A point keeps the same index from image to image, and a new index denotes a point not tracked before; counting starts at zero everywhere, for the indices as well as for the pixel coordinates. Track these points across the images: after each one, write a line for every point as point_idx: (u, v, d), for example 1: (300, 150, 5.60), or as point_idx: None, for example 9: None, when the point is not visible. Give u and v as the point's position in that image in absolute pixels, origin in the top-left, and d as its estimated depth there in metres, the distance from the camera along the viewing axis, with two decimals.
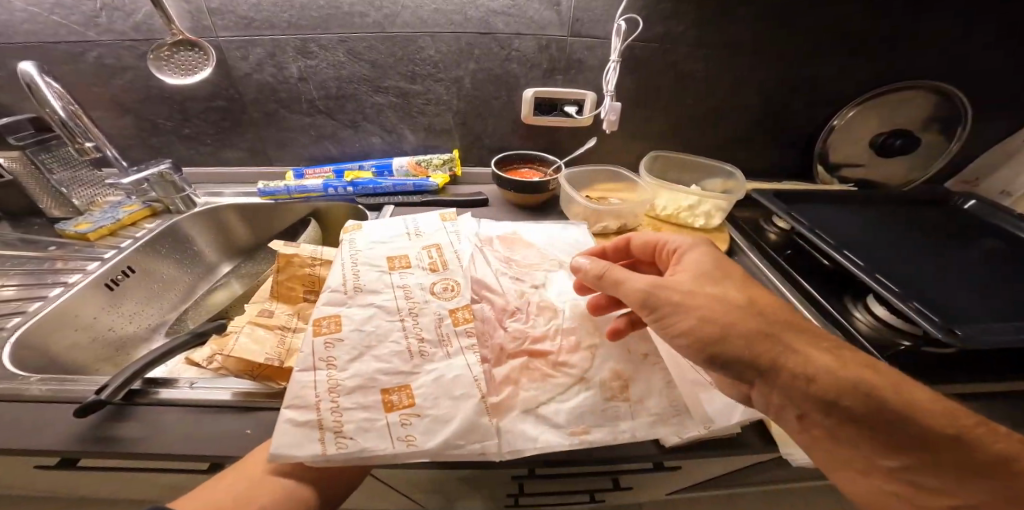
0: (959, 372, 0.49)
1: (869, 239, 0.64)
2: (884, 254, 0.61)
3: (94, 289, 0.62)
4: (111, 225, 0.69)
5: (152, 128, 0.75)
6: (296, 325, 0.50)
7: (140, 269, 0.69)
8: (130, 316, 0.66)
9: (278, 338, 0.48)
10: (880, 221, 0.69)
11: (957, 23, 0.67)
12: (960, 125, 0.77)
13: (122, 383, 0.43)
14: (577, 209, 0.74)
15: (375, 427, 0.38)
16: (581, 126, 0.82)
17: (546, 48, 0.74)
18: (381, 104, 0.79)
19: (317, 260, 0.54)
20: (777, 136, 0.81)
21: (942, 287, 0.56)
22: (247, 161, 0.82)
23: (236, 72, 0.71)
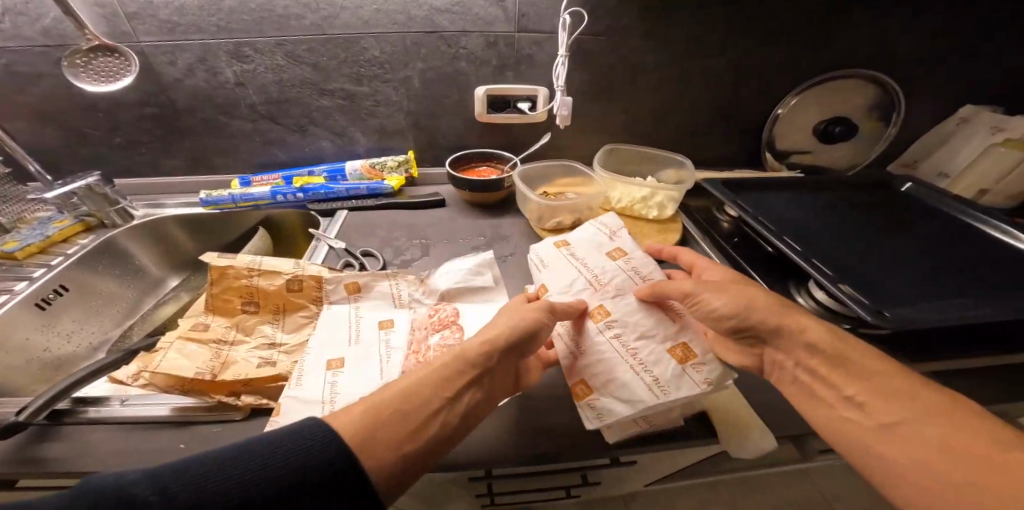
0: (895, 348, 0.51)
1: (813, 223, 0.66)
2: (826, 237, 0.63)
3: (22, 311, 0.59)
4: (38, 242, 0.65)
5: (81, 139, 0.71)
6: (234, 338, 0.49)
7: (75, 286, 0.65)
8: (66, 335, 0.63)
9: (213, 352, 0.47)
10: (825, 204, 0.72)
11: (889, 11, 0.70)
12: (896, 111, 0.80)
13: (42, 405, 0.40)
14: (532, 206, 0.74)
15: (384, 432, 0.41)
16: (535, 123, 0.82)
17: (494, 45, 0.73)
18: (329, 107, 0.77)
19: (254, 271, 0.52)
20: (726, 126, 0.82)
21: (881, 267, 0.58)
22: (190, 169, 0.79)
23: (166, 78, 0.68)
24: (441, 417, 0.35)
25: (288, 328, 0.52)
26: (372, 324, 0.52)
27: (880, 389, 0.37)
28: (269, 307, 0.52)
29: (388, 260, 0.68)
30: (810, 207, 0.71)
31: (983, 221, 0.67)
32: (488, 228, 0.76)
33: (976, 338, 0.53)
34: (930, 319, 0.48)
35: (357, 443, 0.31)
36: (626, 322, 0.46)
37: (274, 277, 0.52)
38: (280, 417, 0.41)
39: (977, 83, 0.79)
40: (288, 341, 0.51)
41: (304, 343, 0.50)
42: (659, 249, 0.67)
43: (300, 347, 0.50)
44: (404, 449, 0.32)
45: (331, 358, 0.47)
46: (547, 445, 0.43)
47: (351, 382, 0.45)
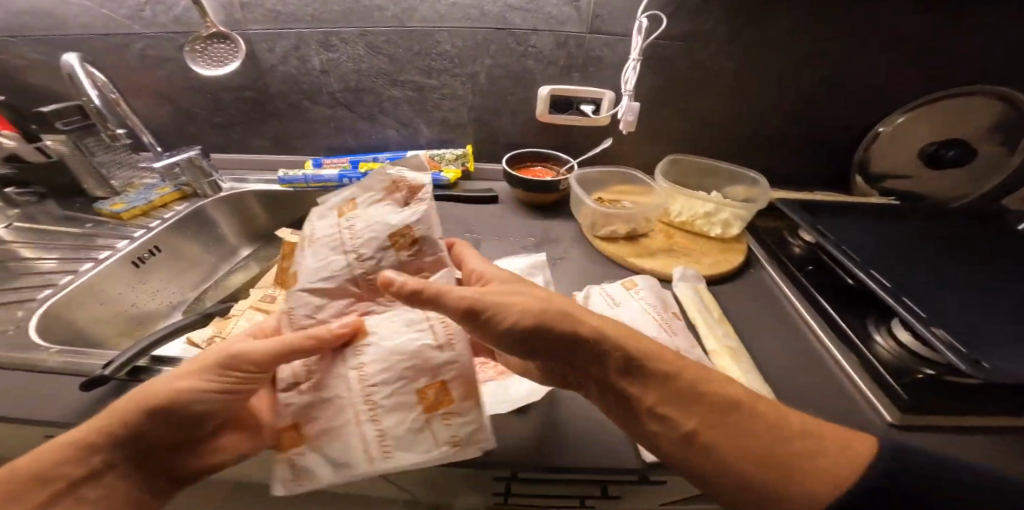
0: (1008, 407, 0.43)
1: (908, 254, 0.59)
2: (921, 272, 0.56)
3: (121, 267, 0.66)
4: (143, 206, 0.74)
5: (187, 116, 0.79)
6: (290, 312, 0.52)
7: (166, 248, 0.73)
8: (153, 292, 0.70)
9: (273, 322, 0.50)
10: (923, 235, 0.64)
11: None
12: None
13: (126, 361, 0.45)
14: (586, 211, 0.72)
15: None
16: (597, 126, 0.80)
17: (564, 44, 0.72)
18: (399, 98, 0.80)
19: None
20: (807, 142, 0.75)
21: (988, 310, 0.51)
22: (273, 149, 0.86)
23: (264, 63, 0.74)
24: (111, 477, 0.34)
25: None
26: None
27: (765, 456, 0.32)
28: None
29: None
30: (904, 236, 0.63)
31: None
32: (538, 229, 0.76)
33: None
34: None
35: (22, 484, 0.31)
36: None
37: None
38: None
39: None
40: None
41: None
42: (720, 269, 0.63)
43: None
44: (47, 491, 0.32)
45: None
46: (577, 457, 0.41)
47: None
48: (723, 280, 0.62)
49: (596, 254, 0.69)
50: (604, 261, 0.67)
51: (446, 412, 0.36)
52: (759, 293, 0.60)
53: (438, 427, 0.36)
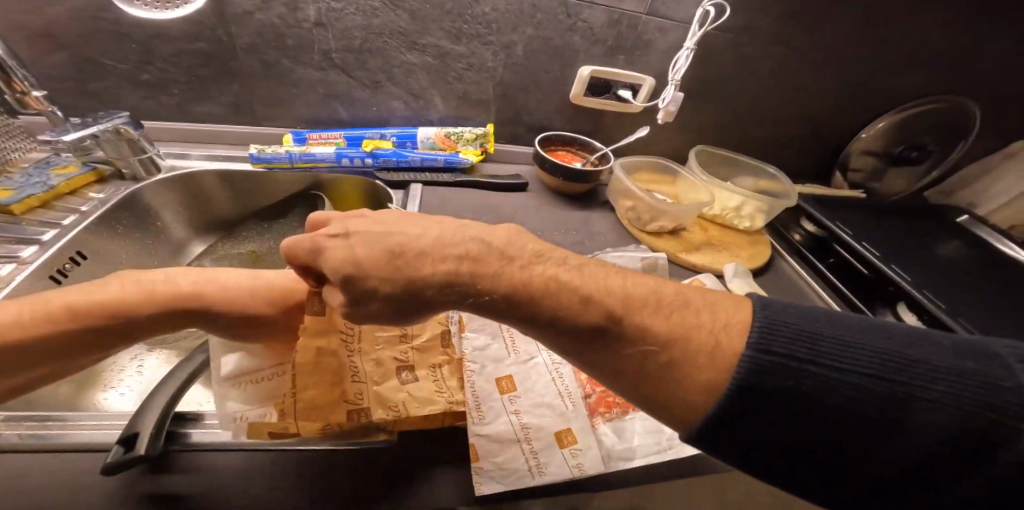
0: None
1: (899, 251, 0.72)
2: (915, 267, 0.68)
3: (37, 283, 0.46)
4: (41, 195, 0.49)
5: (95, 73, 0.53)
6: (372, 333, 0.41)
7: (92, 253, 0.52)
8: None
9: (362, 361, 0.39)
10: (899, 230, 0.78)
11: (999, 51, 0.71)
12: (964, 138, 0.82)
13: (157, 428, 0.35)
14: (630, 201, 0.70)
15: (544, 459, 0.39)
16: (630, 112, 0.77)
17: (616, 23, 0.66)
18: (414, 64, 0.64)
19: None
20: (810, 140, 0.82)
21: (965, 295, 0.65)
22: (229, 119, 0.62)
23: (231, 8, 0.52)
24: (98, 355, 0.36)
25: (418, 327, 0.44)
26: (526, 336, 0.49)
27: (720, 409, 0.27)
28: None
29: None
30: (887, 230, 0.77)
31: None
32: (580, 222, 0.72)
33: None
34: None
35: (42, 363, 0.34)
36: None
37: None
38: (479, 461, 0.38)
39: None
40: (423, 334, 0.44)
41: (440, 342, 0.44)
42: (758, 261, 0.69)
43: (436, 346, 0.44)
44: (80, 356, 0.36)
45: (501, 377, 0.45)
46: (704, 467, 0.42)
47: (531, 408, 0.43)
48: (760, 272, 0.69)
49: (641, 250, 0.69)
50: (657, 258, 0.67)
51: (572, 451, 0.40)
52: (785, 285, 0.69)
53: (568, 453, 0.40)
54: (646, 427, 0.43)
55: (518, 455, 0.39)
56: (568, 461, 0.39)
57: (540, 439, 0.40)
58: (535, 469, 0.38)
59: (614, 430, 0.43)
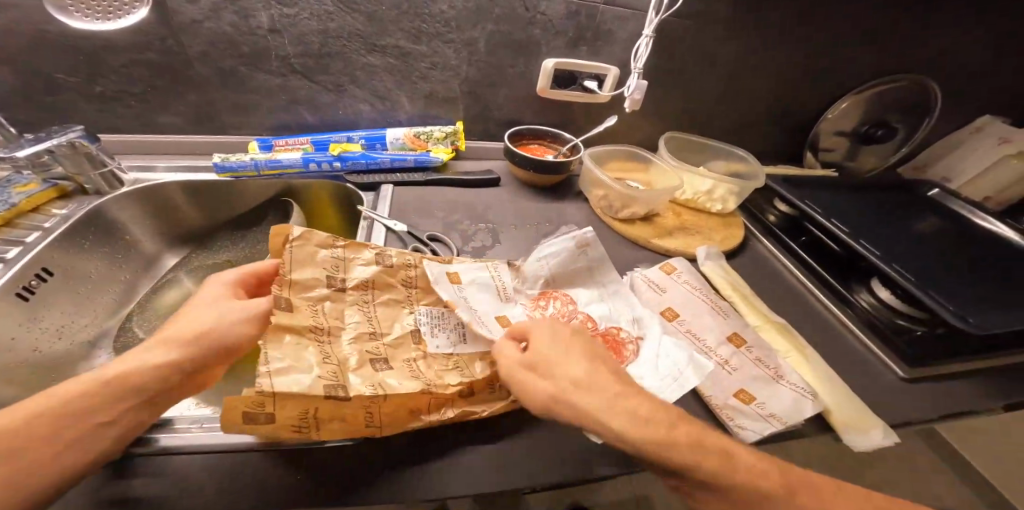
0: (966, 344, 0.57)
1: (871, 227, 0.72)
2: (887, 242, 0.69)
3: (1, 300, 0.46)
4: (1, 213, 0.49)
5: (49, 89, 0.53)
6: (330, 325, 0.38)
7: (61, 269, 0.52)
8: (57, 329, 0.51)
9: (321, 350, 0.36)
10: (873, 206, 0.79)
11: (957, 22, 0.72)
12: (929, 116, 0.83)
13: None
14: (602, 191, 0.70)
15: None
16: (598, 102, 0.77)
17: (575, 14, 0.66)
18: (376, 66, 0.65)
19: (337, 246, 0.42)
20: (779, 121, 0.83)
21: (937, 266, 0.66)
22: (193, 128, 0.62)
23: (180, 18, 0.52)
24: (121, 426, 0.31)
25: (384, 324, 0.42)
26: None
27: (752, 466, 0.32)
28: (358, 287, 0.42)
29: (458, 248, 0.61)
30: (860, 207, 0.77)
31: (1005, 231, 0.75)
32: (553, 213, 0.72)
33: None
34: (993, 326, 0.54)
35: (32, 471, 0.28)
36: (762, 347, 0.51)
37: (360, 250, 0.43)
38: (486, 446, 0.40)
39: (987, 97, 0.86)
40: (391, 333, 0.42)
41: (411, 338, 0.43)
42: (732, 242, 0.69)
43: (407, 341, 0.42)
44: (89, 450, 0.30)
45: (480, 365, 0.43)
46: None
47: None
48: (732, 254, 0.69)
49: (615, 238, 0.69)
50: (630, 244, 0.68)
51: None
52: (761, 266, 0.69)
53: None
54: None
55: None
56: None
57: None
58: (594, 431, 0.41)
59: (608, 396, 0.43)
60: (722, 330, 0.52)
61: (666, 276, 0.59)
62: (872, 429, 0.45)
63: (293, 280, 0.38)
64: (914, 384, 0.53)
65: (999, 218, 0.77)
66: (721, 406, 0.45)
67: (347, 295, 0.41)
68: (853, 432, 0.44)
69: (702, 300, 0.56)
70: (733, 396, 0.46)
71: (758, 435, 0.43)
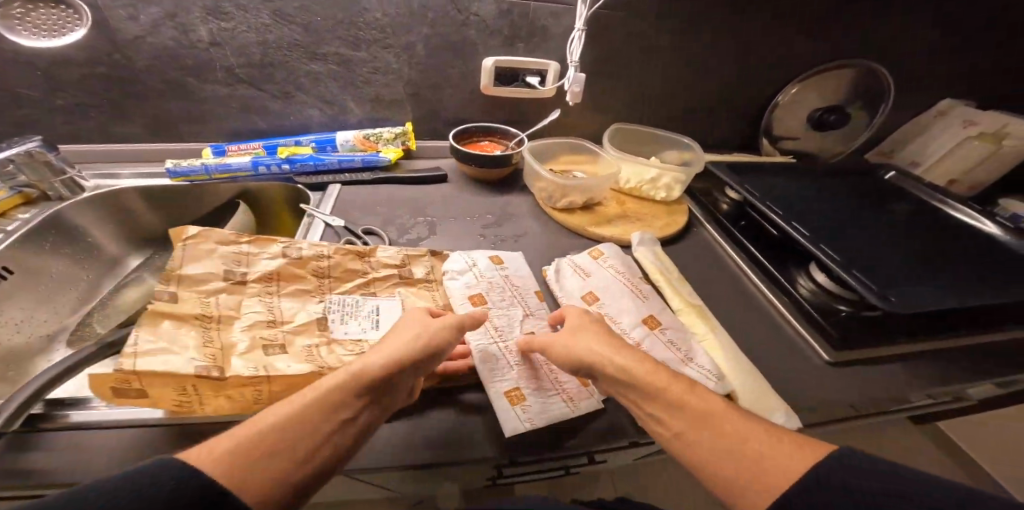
0: (899, 327, 0.56)
1: (818, 214, 0.71)
2: (829, 227, 0.68)
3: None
4: None
5: (11, 102, 0.58)
6: (220, 314, 0.40)
7: (20, 267, 0.56)
8: (12, 324, 0.54)
9: (202, 334, 0.37)
10: (828, 194, 0.77)
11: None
12: (885, 100, 0.84)
13: (21, 407, 0.36)
14: (544, 183, 0.71)
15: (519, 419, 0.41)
16: (544, 98, 0.79)
17: (508, 13, 0.68)
18: (319, 72, 0.68)
19: (241, 239, 0.45)
20: (730, 108, 0.83)
21: (881, 250, 0.65)
22: (151, 136, 0.67)
23: (123, 35, 0.57)
24: (326, 451, 0.32)
25: (286, 311, 0.43)
26: (396, 312, 0.49)
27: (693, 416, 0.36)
28: (260, 280, 0.44)
29: (393, 240, 0.63)
30: (812, 195, 0.76)
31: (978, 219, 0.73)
32: (496, 206, 0.73)
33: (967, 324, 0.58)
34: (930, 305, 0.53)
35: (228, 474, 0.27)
36: (678, 331, 0.51)
37: (267, 244, 0.46)
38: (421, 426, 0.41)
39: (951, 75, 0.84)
40: (294, 321, 0.43)
41: (315, 325, 0.43)
42: (671, 229, 0.69)
43: (310, 327, 0.43)
44: (295, 474, 0.30)
45: None
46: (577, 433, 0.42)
47: (489, 371, 0.45)
48: (673, 242, 0.69)
49: (557, 228, 0.70)
50: (566, 232, 0.69)
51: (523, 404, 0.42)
52: (704, 253, 0.68)
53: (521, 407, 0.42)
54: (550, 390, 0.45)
55: (508, 414, 0.41)
56: (544, 396, 0.44)
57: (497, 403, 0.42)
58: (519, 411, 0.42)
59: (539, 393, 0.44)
60: (638, 313, 0.52)
61: (594, 261, 0.59)
62: (776, 410, 0.43)
63: (184, 275, 0.41)
64: (840, 369, 0.51)
65: (977, 209, 0.74)
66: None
67: (249, 286, 0.43)
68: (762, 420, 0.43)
69: (625, 284, 0.56)
70: None
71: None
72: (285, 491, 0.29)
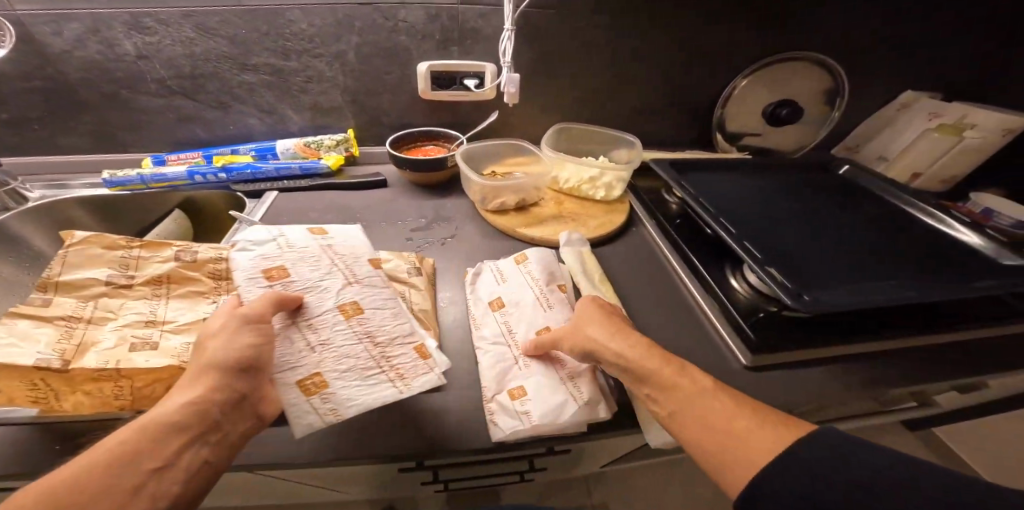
0: (825, 327, 0.53)
1: (762, 211, 0.68)
2: (771, 223, 0.66)
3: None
4: None
5: None
6: (92, 315, 0.37)
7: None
8: None
9: (65, 332, 0.35)
10: (779, 191, 0.74)
11: None
12: (839, 95, 0.82)
13: None
14: (475, 187, 0.70)
15: (302, 415, 0.37)
16: (484, 100, 0.78)
17: (435, 18, 0.69)
18: (253, 82, 0.70)
19: (134, 242, 0.43)
20: (677, 105, 0.81)
21: (826, 246, 0.63)
22: (94, 148, 0.70)
23: (52, 50, 0.60)
24: (144, 498, 0.28)
25: (171, 311, 0.41)
26: None
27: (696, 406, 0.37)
28: (149, 281, 0.42)
29: None
30: (760, 192, 0.73)
31: (939, 222, 0.69)
32: (431, 210, 0.72)
33: (908, 325, 0.55)
34: (860, 302, 0.50)
35: None
36: None
37: (160, 248, 0.43)
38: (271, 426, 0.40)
39: (912, 62, 0.80)
40: (180, 320, 0.41)
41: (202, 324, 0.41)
42: (606, 229, 0.67)
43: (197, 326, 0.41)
44: None
45: None
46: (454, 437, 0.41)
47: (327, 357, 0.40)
48: (608, 240, 0.67)
49: (489, 230, 0.69)
50: (498, 233, 0.68)
51: (323, 395, 0.38)
52: (638, 251, 0.66)
53: (314, 401, 0.37)
54: (353, 381, 0.39)
55: (303, 408, 0.37)
56: (369, 387, 0.39)
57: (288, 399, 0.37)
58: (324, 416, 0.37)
59: (342, 384, 0.39)
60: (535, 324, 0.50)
61: (515, 266, 0.56)
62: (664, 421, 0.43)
63: (62, 281, 0.38)
64: (757, 371, 0.49)
65: (942, 211, 0.69)
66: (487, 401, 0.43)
67: (133, 291, 0.41)
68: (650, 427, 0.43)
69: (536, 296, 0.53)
70: (505, 393, 0.44)
71: (507, 431, 0.40)
72: None
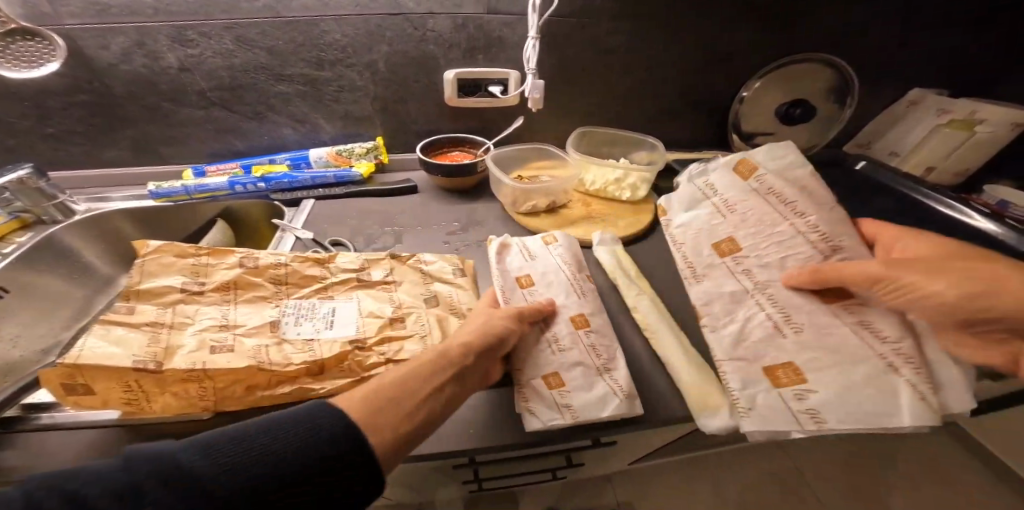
0: None
1: None
2: None
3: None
4: None
5: (6, 130, 0.64)
6: (174, 321, 0.41)
7: (17, 286, 0.59)
8: (11, 339, 0.57)
9: (152, 337, 0.39)
10: None
11: None
12: (850, 94, 0.85)
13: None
14: (506, 190, 0.72)
15: (546, 399, 0.43)
16: (508, 106, 0.80)
17: (462, 27, 0.70)
18: (288, 93, 0.72)
19: (201, 252, 0.47)
20: (694, 107, 0.84)
21: None
22: (136, 160, 0.72)
23: (102, 64, 0.61)
24: (389, 429, 0.31)
25: (240, 314, 0.44)
26: (352, 313, 0.47)
27: (928, 269, 0.41)
28: (217, 288, 0.46)
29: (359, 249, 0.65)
30: None
31: (965, 214, 0.70)
32: (463, 213, 0.75)
33: None
34: None
35: (358, 412, 0.31)
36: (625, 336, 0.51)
37: (225, 255, 0.47)
38: None
39: (917, 62, 0.83)
40: (248, 324, 0.43)
41: (268, 326, 0.44)
42: (632, 229, 0.69)
43: (263, 329, 0.43)
44: (398, 429, 0.32)
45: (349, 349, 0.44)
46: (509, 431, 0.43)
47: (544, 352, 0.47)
48: (637, 239, 0.69)
49: (522, 232, 0.71)
50: (531, 235, 0.70)
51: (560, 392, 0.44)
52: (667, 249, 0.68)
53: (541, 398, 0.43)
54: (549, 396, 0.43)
55: (558, 406, 0.43)
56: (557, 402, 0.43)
57: (533, 392, 0.44)
58: (567, 413, 0.42)
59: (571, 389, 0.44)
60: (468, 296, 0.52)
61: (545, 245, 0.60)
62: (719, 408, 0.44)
63: (142, 290, 0.43)
64: None
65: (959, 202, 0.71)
66: (524, 385, 0.44)
67: (202, 299, 0.44)
68: (705, 414, 0.44)
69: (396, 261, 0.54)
70: (542, 379, 0.45)
71: (539, 421, 0.41)
72: (393, 445, 0.31)
